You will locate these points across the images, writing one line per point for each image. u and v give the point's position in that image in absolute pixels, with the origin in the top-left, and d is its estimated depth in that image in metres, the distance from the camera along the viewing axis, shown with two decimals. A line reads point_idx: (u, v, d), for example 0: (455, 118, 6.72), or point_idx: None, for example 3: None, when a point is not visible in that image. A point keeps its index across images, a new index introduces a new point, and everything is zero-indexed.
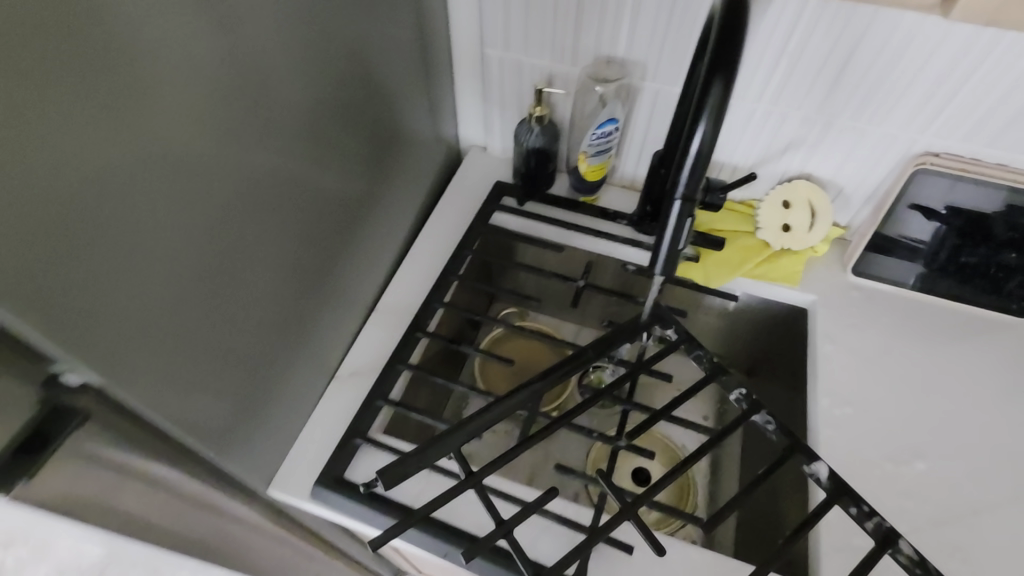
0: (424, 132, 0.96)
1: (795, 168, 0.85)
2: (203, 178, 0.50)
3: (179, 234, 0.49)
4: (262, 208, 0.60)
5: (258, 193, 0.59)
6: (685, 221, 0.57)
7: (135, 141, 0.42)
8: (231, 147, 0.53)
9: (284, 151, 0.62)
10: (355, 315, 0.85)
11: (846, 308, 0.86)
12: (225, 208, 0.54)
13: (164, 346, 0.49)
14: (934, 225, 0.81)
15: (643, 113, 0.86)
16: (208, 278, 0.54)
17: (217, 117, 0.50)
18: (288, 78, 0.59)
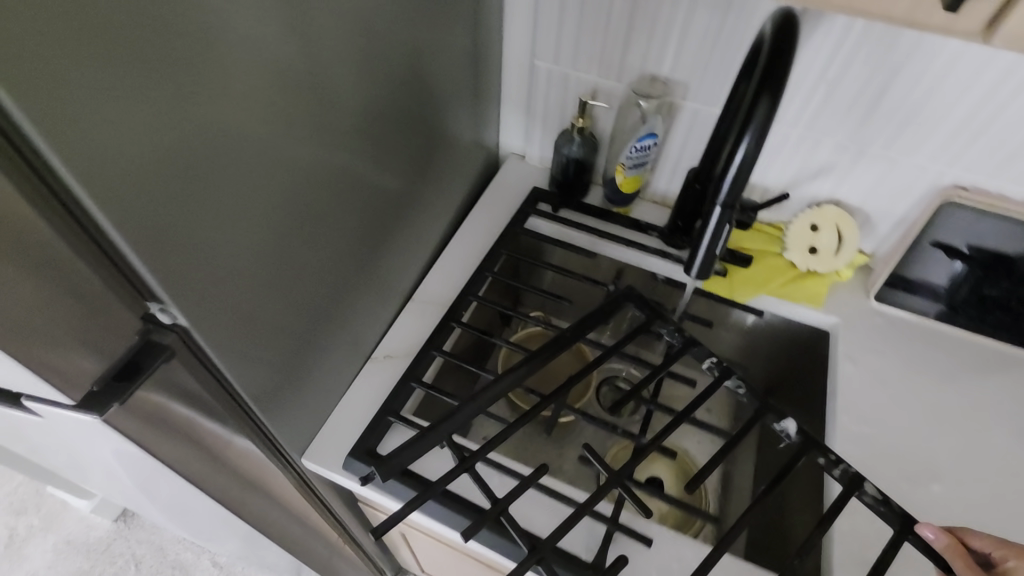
0: (468, 135, 1.00)
1: (825, 193, 0.88)
2: (283, 152, 0.54)
3: (258, 201, 0.52)
4: (324, 189, 0.64)
5: (324, 173, 0.63)
6: (723, 227, 0.60)
7: (234, 111, 0.46)
8: (307, 127, 0.57)
9: (347, 137, 0.66)
10: (390, 303, 0.88)
11: (868, 333, 0.88)
12: (294, 182, 0.58)
13: (233, 305, 0.53)
14: (957, 263, 0.83)
15: (681, 131, 0.90)
16: (274, 246, 0.57)
17: (299, 96, 0.54)
18: (358, 68, 0.63)
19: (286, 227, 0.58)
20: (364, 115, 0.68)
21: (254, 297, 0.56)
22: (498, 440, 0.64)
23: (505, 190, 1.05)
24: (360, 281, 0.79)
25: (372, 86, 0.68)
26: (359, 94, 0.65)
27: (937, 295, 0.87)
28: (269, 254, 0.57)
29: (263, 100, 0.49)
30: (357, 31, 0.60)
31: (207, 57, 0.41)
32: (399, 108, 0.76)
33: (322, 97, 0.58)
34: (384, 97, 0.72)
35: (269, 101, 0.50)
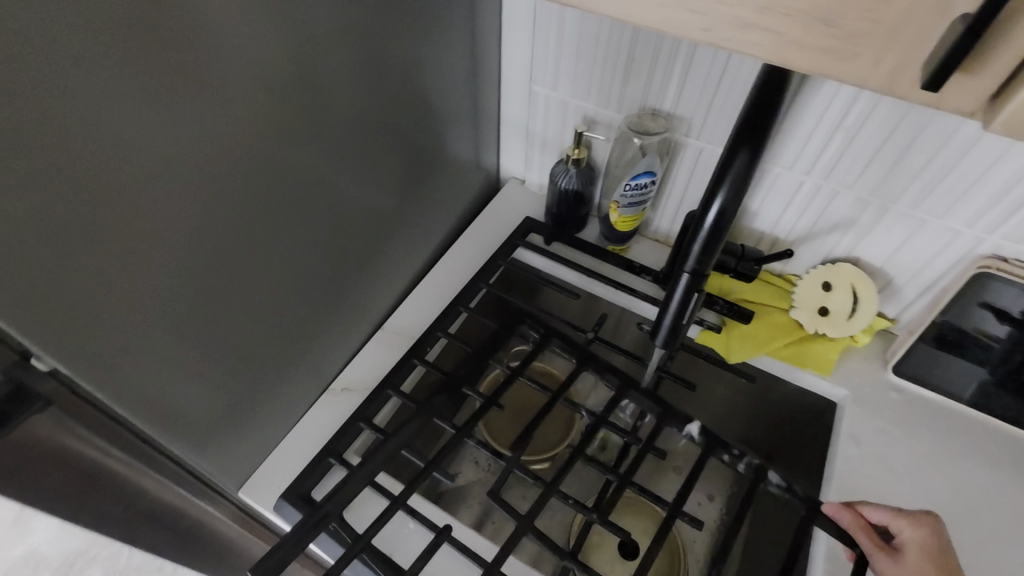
0: (463, 158, 0.97)
1: (841, 250, 0.79)
2: (211, 184, 0.52)
3: (177, 234, 0.50)
4: (269, 217, 0.62)
5: (268, 202, 0.61)
6: (694, 294, 0.54)
7: (138, 142, 0.44)
8: (243, 156, 0.55)
9: (302, 164, 0.64)
10: (359, 330, 0.87)
11: (879, 411, 0.78)
12: (227, 213, 0.56)
13: (142, 339, 0.51)
14: (1006, 329, 0.69)
15: (685, 170, 0.83)
16: (199, 277, 0.56)
17: (230, 125, 0.52)
18: (317, 95, 0.61)
19: (216, 256, 0.57)
20: (326, 141, 0.66)
21: (174, 327, 0.55)
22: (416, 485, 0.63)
23: (499, 217, 1.00)
24: (322, 307, 0.78)
25: (338, 111, 0.65)
26: (320, 120, 0.63)
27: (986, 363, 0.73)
28: (191, 284, 0.55)
29: (179, 131, 0.47)
30: (314, 58, 0.58)
31: (96, 91, 0.39)
32: (376, 134, 0.74)
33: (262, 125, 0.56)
34: (355, 122, 0.69)
35: (186, 131, 0.48)
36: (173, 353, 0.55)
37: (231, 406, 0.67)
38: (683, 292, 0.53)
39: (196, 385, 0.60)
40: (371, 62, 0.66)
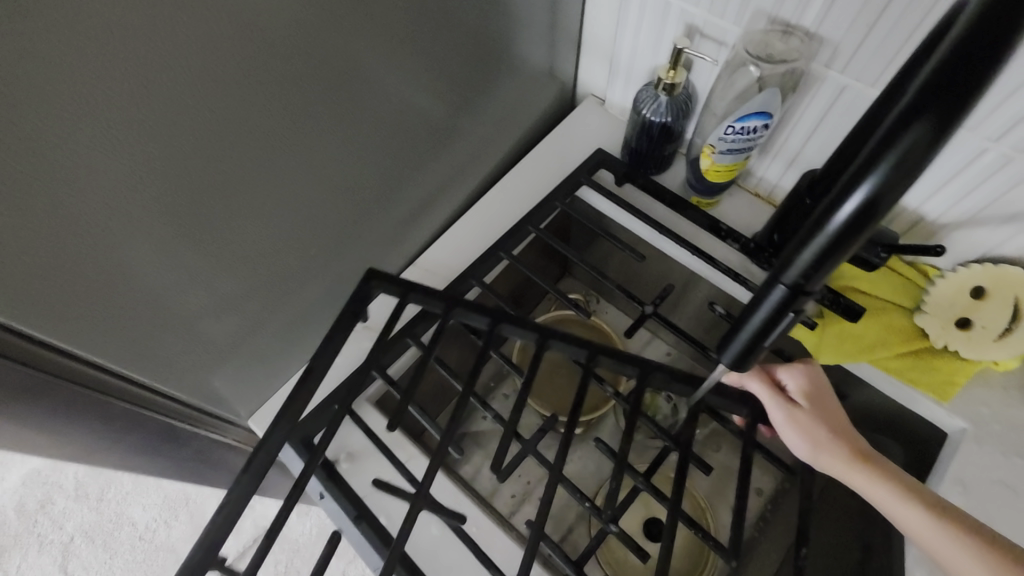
0: (532, 68, 0.80)
1: (1011, 247, 0.59)
2: (207, 93, 0.42)
3: (155, 154, 0.42)
4: (289, 143, 0.53)
5: (290, 126, 0.52)
6: (788, 316, 0.39)
7: (111, 46, 0.35)
8: (259, 68, 0.45)
9: (335, 80, 0.53)
10: (391, 261, 0.80)
11: (1007, 458, 0.61)
12: (235, 140, 0.47)
13: (113, 270, 0.44)
14: None
15: (814, 113, 0.63)
16: (201, 210, 0.49)
17: (242, 31, 0.42)
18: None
19: (221, 188, 0.49)
20: (367, 48, 0.54)
21: (174, 260, 0.49)
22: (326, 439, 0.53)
23: (567, 144, 0.85)
24: (350, 236, 0.70)
25: (384, 12, 0.53)
26: (359, 20, 0.51)
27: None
28: (190, 217, 0.48)
29: (171, 35, 0.38)
30: None
31: None
32: (429, 40, 0.61)
33: (282, 32, 0.45)
34: (404, 26, 0.56)
35: (182, 36, 0.38)
36: (172, 289, 0.51)
37: (246, 334, 0.63)
38: (772, 312, 0.38)
39: (205, 314, 0.56)
40: None
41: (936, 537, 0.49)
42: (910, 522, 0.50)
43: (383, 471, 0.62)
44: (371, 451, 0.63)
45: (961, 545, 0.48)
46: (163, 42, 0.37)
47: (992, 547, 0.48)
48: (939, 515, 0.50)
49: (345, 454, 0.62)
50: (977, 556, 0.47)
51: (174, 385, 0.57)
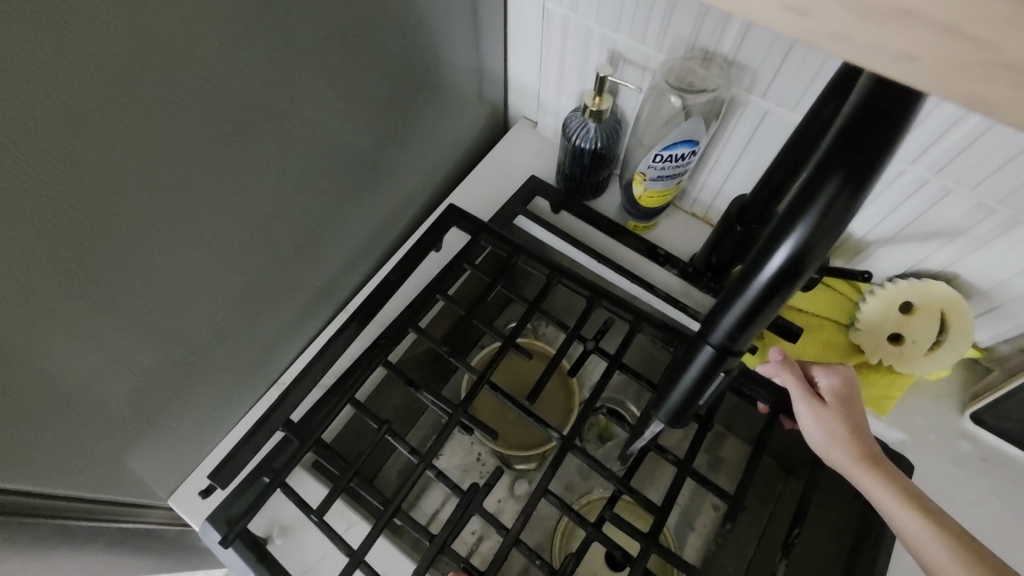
0: (458, 95, 0.77)
1: (933, 262, 0.60)
2: (86, 172, 0.37)
3: (23, 245, 0.36)
4: (196, 209, 0.48)
5: (192, 191, 0.46)
6: (719, 374, 0.38)
7: None
8: (149, 133, 0.40)
9: (244, 136, 0.48)
10: (324, 308, 0.75)
11: (945, 466, 0.62)
12: (123, 214, 0.42)
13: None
14: None
15: (739, 137, 0.62)
16: (88, 297, 0.43)
17: (127, 104, 0.37)
18: (259, 39, 0.44)
19: (111, 269, 0.43)
20: (277, 97, 0.50)
21: (61, 352, 0.43)
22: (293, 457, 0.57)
23: (500, 170, 0.83)
24: (273, 291, 0.65)
25: (293, 56, 0.49)
26: (267, 68, 0.47)
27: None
28: (74, 305, 0.42)
29: (32, 117, 0.33)
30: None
31: None
32: (345, 78, 0.57)
33: (176, 92, 0.40)
34: (317, 67, 0.52)
35: (40, 112, 0.33)
36: (60, 385, 0.44)
37: (159, 410, 0.57)
38: (702, 372, 0.37)
39: (106, 400, 0.50)
40: None
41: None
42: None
43: (321, 544, 0.58)
44: (307, 524, 0.58)
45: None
46: (22, 121, 0.32)
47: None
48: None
49: (278, 527, 0.58)
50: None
51: (66, 485, 0.50)
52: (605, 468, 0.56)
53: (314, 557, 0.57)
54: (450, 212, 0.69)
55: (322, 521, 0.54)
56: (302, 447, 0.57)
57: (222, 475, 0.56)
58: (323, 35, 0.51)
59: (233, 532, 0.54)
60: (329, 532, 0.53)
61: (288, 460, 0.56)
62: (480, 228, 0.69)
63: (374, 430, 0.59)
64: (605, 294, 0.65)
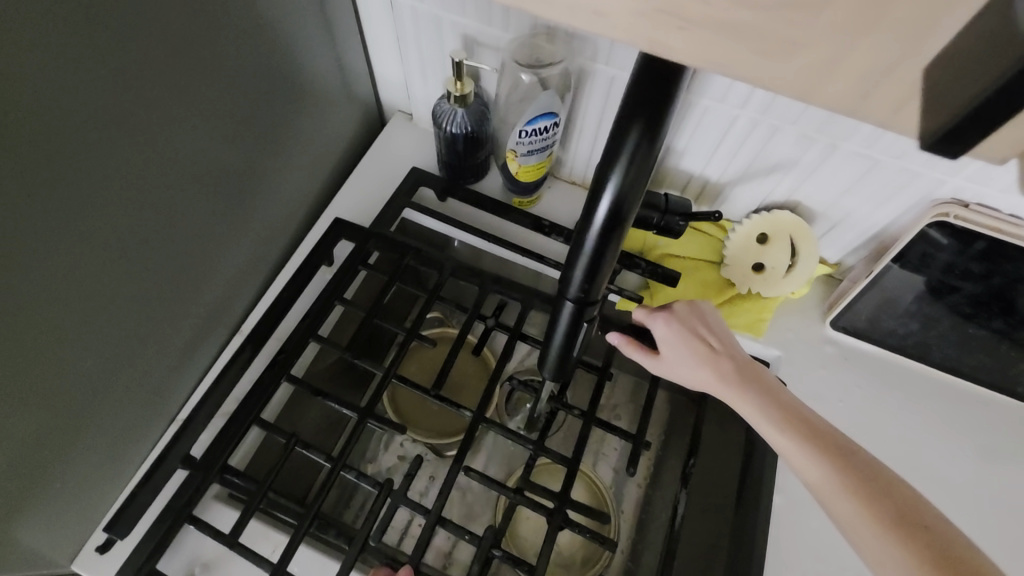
0: (325, 97, 0.76)
1: (779, 195, 0.67)
2: None
3: None
4: (34, 251, 0.44)
5: (25, 233, 0.43)
6: (582, 325, 0.41)
7: None
8: None
9: (82, 167, 0.46)
10: (218, 333, 0.72)
11: (816, 371, 0.70)
12: None
13: None
14: (951, 272, 0.61)
15: (596, 104, 0.66)
16: None
17: None
18: (69, 61, 0.41)
19: None
20: (113, 121, 0.47)
21: None
22: (200, 486, 0.56)
23: (382, 167, 0.83)
24: (155, 325, 0.61)
25: (119, 75, 0.46)
26: (90, 92, 0.44)
27: (936, 302, 0.64)
28: None
29: None
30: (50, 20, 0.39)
31: None
32: (193, 91, 0.54)
33: None
34: (153, 83, 0.49)
35: None
36: None
37: (41, 472, 0.53)
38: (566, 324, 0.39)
39: None
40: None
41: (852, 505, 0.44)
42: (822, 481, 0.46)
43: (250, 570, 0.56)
44: (230, 557, 0.56)
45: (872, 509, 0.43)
46: None
47: (918, 511, 0.43)
48: (860, 479, 0.45)
49: (200, 564, 0.55)
50: (896, 530, 0.42)
51: None
52: (516, 437, 0.59)
53: None
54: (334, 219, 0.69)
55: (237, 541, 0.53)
56: (207, 473, 0.56)
57: (121, 519, 0.53)
58: (153, 52, 0.48)
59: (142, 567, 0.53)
60: (243, 550, 0.53)
61: (193, 490, 0.55)
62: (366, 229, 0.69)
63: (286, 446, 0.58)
64: (497, 276, 0.67)
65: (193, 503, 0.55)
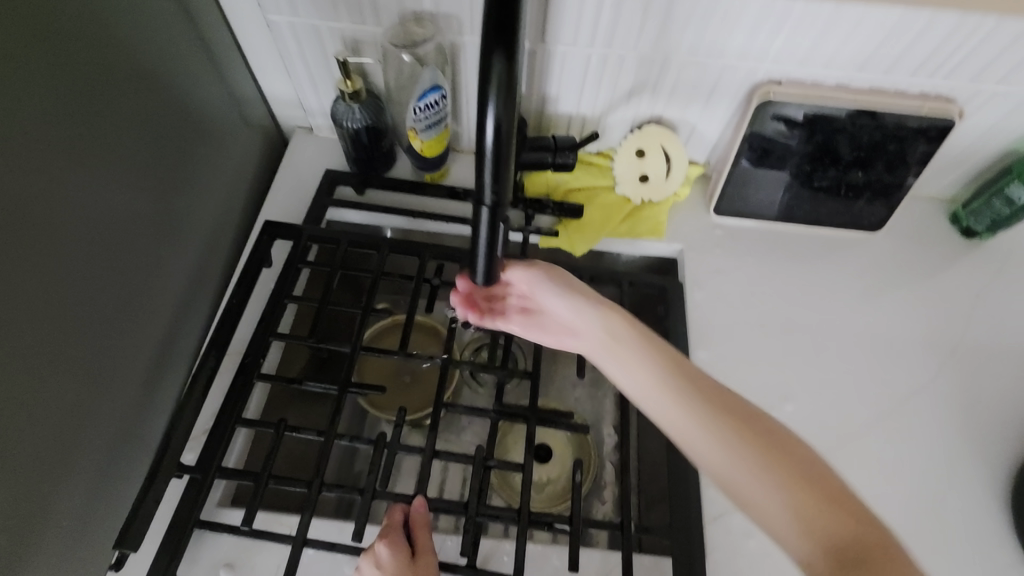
0: (229, 124, 0.81)
1: (643, 114, 0.79)
2: None
3: None
4: None
5: None
6: (501, 224, 0.49)
7: None
8: None
9: (8, 208, 0.49)
10: (178, 363, 0.74)
11: (712, 251, 0.83)
12: None
13: None
14: (788, 138, 0.76)
15: (473, 73, 0.75)
16: None
17: None
18: None
19: None
20: (31, 167, 0.51)
21: None
22: (201, 492, 0.58)
23: (296, 179, 0.88)
24: (113, 367, 0.63)
25: (25, 117, 0.50)
26: None
27: (783, 167, 0.79)
28: None
29: None
30: None
31: None
32: (94, 133, 0.57)
33: None
34: (51, 132, 0.52)
35: None
36: None
37: (39, 513, 0.55)
38: (489, 228, 0.49)
39: None
40: (43, 43, 0.51)
41: (746, 479, 0.46)
42: (718, 462, 0.48)
43: (272, 554, 0.59)
44: (251, 549, 0.59)
45: (759, 473, 0.46)
46: None
47: (830, 488, 0.44)
48: (755, 450, 0.47)
49: (223, 563, 0.58)
50: (781, 493, 0.44)
51: None
52: (485, 367, 0.67)
53: (269, 567, 0.58)
54: (265, 230, 0.73)
55: (253, 526, 0.56)
56: (206, 474, 0.58)
57: (130, 536, 0.55)
58: (53, 96, 0.52)
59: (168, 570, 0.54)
60: (260, 531, 0.56)
61: (196, 494, 0.57)
62: (298, 230, 0.74)
63: (276, 435, 0.62)
64: (428, 243, 0.74)
65: (198, 508, 0.57)
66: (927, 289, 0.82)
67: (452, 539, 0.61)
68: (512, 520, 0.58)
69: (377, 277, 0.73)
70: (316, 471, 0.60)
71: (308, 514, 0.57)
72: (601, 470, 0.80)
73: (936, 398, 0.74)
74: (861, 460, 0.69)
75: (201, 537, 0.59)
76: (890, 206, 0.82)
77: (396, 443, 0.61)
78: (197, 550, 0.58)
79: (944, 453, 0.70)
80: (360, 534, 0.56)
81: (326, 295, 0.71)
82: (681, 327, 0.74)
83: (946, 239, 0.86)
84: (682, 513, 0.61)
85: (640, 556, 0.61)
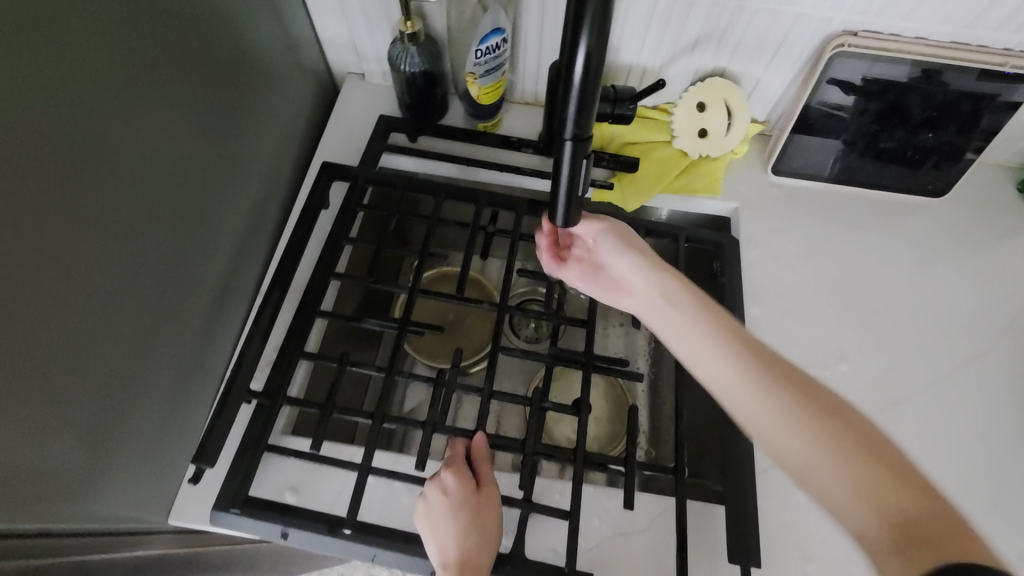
0: (286, 66, 0.81)
1: (707, 65, 0.77)
2: None
3: None
4: (71, 223, 0.49)
5: (62, 200, 0.47)
6: (580, 160, 0.49)
7: None
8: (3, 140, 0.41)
9: (96, 132, 0.50)
10: (238, 300, 0.77)
11: (768, 211, 0.82)
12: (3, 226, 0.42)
13: None
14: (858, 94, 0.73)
15: (535, 16, 0.73)
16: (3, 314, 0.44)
17: None
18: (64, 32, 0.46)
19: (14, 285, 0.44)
20: (115, 95, 0.52)
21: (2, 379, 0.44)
22: (269, 418, 0.60)
23: (349, 124, 0.88)
24: (182, 298, 0.65)
25: (110, 42, 0.50)
26: (79, 66, 0.48)
27: (849, 125, 0.77)
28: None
29: None
30: None
31: None
32: (168, 65, 0.58)
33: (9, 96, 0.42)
34: (132, 62, 0.53)
35: None
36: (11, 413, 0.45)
37: (116, 429, 0.58)
38: (569, 163, 0.49)
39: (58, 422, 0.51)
40: None
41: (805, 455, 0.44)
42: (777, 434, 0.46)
43: (336, 480, 0.61)
44: (315, 474, 0.61)
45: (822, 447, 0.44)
46: None
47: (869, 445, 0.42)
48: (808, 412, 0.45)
49: (289, 486, 0.60)
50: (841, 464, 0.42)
51: (32, 520, 0.50)
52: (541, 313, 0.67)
53: (333, 492, 0.60)
54: (325, 170, 0.74)
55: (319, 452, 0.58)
56: (273, 401, 0.60)
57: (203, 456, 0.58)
58: (132, 24, 0.53)
59: (241, 489, 0.57)
60: (327, 457, 0.58)
61: (265, 420, 0.60)
62: (356, 172, 0.74)
63: (338, 369, 0.64)
64: (485, 191, 0.74)
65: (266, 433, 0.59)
66: (989, 257, 0.80)
67: (507, 476, 0.63)
68: (567, 460, 0.59)
69: (433, 222, 0.73)
70: (376, 404, 0.62)
71: (370, 444, 0.59)
72: (645, 422, 0.81)
73: (993, 366, 0.73)
74: (914, 421, 0.69)
75: (267, 462, 0.61)
76: (957, 170, 0.79)
77: (454, 382, 0.63)
78: (264, 473, 0.61)
79: (1000, 420, 0.70)
80: (423, 465, 0.58)
81: (383, 237, 0.72)
82: (735, 283, 0.74)
83: (1013, 208, 0.83)
84: (735, 462, 0.61)
85: (689, 501, 0.63)
